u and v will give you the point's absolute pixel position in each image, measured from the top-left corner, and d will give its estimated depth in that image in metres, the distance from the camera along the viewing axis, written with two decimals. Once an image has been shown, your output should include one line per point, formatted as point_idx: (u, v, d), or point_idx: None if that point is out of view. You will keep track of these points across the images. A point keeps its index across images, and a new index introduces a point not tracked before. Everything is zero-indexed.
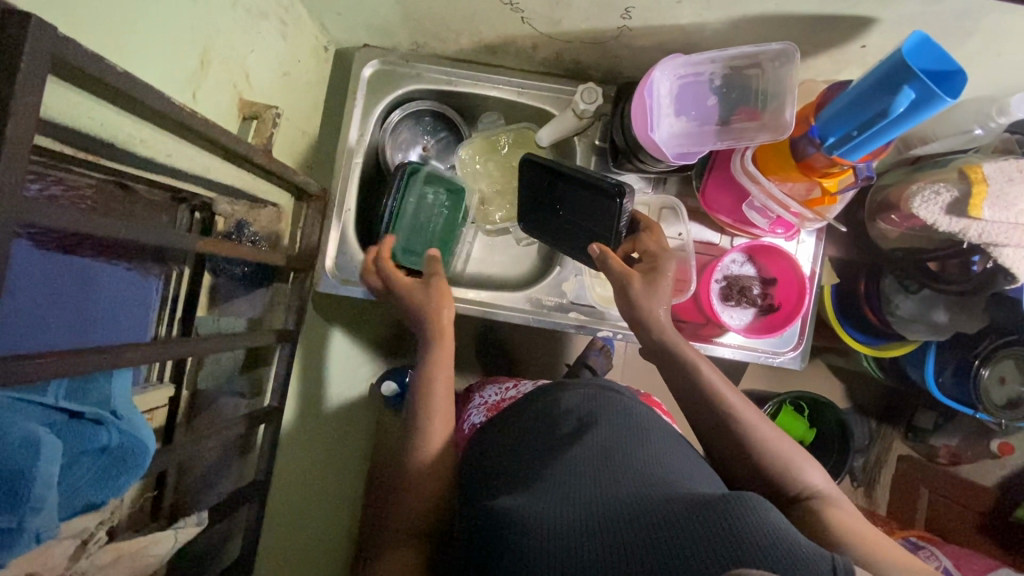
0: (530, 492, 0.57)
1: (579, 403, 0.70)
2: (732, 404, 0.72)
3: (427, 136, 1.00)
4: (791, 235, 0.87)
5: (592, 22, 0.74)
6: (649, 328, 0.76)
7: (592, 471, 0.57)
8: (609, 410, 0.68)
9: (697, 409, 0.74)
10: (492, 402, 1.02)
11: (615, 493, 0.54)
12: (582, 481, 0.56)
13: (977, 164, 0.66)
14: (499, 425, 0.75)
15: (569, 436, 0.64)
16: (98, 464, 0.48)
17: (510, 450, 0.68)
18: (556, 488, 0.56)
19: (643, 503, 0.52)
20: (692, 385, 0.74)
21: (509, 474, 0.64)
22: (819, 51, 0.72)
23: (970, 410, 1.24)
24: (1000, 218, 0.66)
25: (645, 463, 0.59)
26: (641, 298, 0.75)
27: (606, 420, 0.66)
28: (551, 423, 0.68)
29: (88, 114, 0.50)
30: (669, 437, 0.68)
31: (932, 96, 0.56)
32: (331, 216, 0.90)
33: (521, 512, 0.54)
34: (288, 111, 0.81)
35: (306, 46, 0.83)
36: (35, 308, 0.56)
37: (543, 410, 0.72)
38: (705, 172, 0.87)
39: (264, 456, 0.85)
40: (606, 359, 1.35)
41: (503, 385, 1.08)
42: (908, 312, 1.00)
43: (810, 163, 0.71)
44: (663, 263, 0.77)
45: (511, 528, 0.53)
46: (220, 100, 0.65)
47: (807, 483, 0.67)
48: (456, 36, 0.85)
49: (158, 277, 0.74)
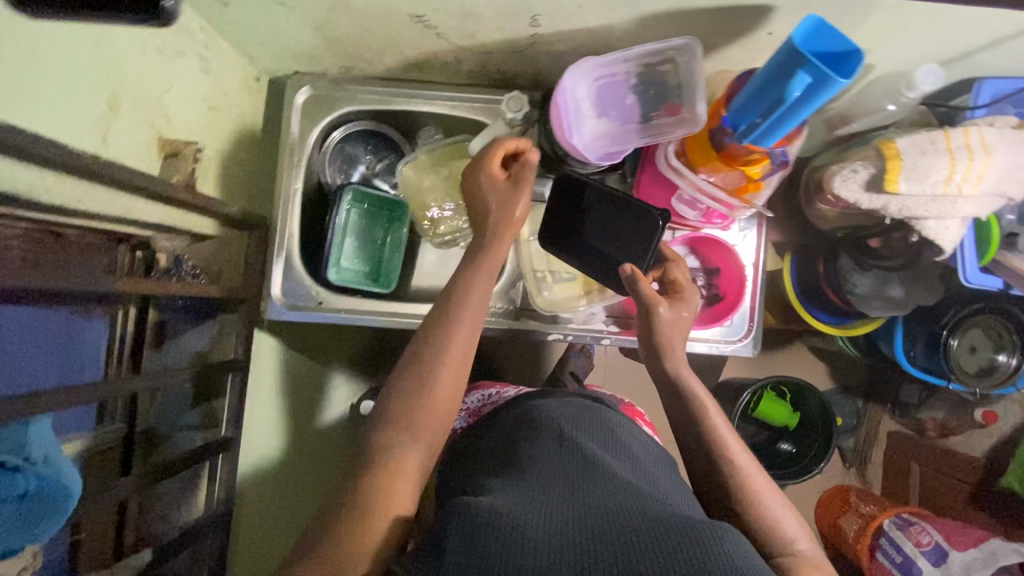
0: (503, 495, 0.60)
1: (563, 424, 0.74)
2: (726, 442, 0.73)
3: (369, 156, 1.00)
4: (729, 225, 0.88)
5: (504, 33, 0.75)
6: (663, 355, 0.79)
7: (572, 490, 0.60)
8: (588, 432, 0.74)
9: (690, 443, 0.75)
10: (475, 408, 1.02)
11: (587, 506, 0.58)
12: (554, 496, 0.60)
13: (891, 140, 0.67)
14: (478, 459, 0.76)
15: (551, 455, 0.67)
16: (19, 511, 0.49)
17: (492, 467, 0.71)
18: (536, 500, 0.58)
19: (621, 518, 0.56)
20: (687, 413, 0.76)
21: (485, 483, 0.67)
22: (730, 42, 0.73)
23: (944, 380, 1.22)
24: (917, 191, 0.66)
25: (618, 477, 0.64)
26: (666, 324, 0.78)
27: (587, 442, 0.71)
28: (533, 442, 0.71)
29: None
30: (645, 464, 0.71)
31: (827, 79, 0.56)
32: (274, 242, 0.91)
33: (490, 506, 0.56)
34: (218, 144, 0.82)
35: (232, 78, 0.84)
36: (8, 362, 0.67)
37: (526, 429, 0.76)
38: (638, 169, 0.88)
39: (223, 487, 0.85)
40: (587, 360, 1.35)
41: (487, 391, 1.07)
42: (865, 290, 0.99)
43: (729, 153, 0.72)
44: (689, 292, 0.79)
45: (479, 514, 0.54)
46: (134, 141, 0.65)
47: (791, 540, 0.65)
48: (380, 56, 0.86)
49: (103, 318, 0.80)
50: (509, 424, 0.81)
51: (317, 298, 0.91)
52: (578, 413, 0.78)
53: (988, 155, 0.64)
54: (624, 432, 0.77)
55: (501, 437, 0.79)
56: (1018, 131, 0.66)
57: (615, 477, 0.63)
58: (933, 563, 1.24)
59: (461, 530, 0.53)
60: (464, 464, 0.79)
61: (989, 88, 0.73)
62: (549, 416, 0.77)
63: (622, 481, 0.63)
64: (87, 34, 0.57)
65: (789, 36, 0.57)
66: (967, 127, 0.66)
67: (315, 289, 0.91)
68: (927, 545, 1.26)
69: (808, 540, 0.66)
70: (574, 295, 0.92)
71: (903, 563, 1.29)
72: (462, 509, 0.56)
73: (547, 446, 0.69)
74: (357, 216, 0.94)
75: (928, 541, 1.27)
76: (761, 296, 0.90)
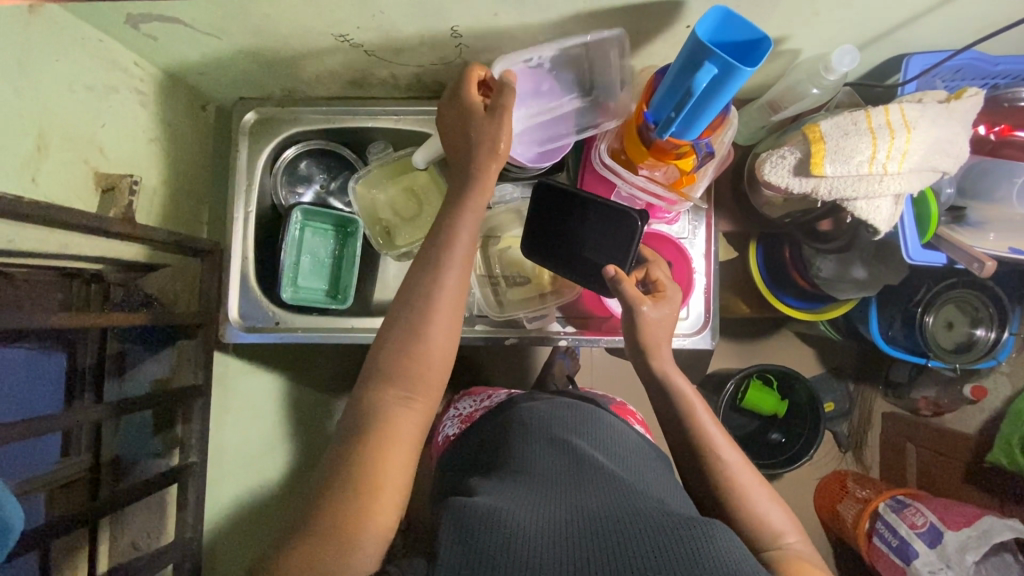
0: (495, 494, 0.60)
1: (551, 422, 0.75)
2: (713, 439, 0.73)
3: (322, 174, 1.00)
4: (673, 219, 0.88)
5: (429, 46, 0.77)
6: (649, 356, 0.78)
7: (562, 491, 0.61)
8: (575, 429, 0.74)
9: (679, 439, 0.75)
10: (467, 413, 1.03)
11: (579, 503, 0.58)
12: (547, 494, 0.60)
13: (815, 123, 0.67)
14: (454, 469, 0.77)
15: (540, 455, 0.68)
16: None
17: (480, 469, 0.72)
18: (527, 500, 0.59)
19: (611, 519, 0.56)
20: (672, 410, 0.76)
21: (477, 482, 0.68)
22: (649, 37, 0.74)
23: (922, 359, 1.20)
24: (843, 172, 0.66)
25: (607, 472, 0.64)
26: (649, 323, 0.76)
27: (577, 440, 0.71)
28: (521, 442, 0.72)
29: None
30: (633, 461, 0.71)
31: (731, 70, 0.56)
32: (229, 266, 0.92)
33: (483, 504, 0.57)
34: (163, 173, 0.83)
35: (175, 109, 0.86)
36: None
37: (514, 429, 0.76)
38: (580, 170, 0.88)
39: (192, 510, 0.86)
40: (572, 363, 1.35)
41: (479, 396, 1.07)
42: (830, 273, 1.00)
43: (657, 147, 0.72)
44: (672, 291, 0.78)
45: (473, 513, 0.55)
46: (67, 177, 0.67)
47: (776, 534, 0.66)
48: (318, 76, 0.87)
49: (63, 351, 0.80)
50: (496, 427, 0.81)
51: (274, 318, 0.93)
52: (564, 409, 0.79)
53: (910, 132, 0.64)
54: (613, 424, 0.78)
55: (489, 438, 0.79)
56: (943, 106, 0.66)
57: (605, 473, 0.64)
58: (929, 544, 1.21)
59: (457, 529, 0.54)
60: (455, 471, 0.79)
61: (918, 61, 0.72)
62: (537, 415, 0.77)
63: (612, 476, 0.64)
64: (8, 79, 0.59)
65: (693, 29, 0.57)
66: (888, 104, 0.65)
67: (271, 309, 0.93)
68: (922, 526, 1.23)
69: (796, 533, 0.67)
70: (526, 298, 0.92)
71: (899, 546, 1.27)
72: (457, 508, 0.57)
73: (537, 445, 0.70)
74: (309, 235, 0.94)
75: (923, 522, 1.25)
76: (715, 288, 0.90)
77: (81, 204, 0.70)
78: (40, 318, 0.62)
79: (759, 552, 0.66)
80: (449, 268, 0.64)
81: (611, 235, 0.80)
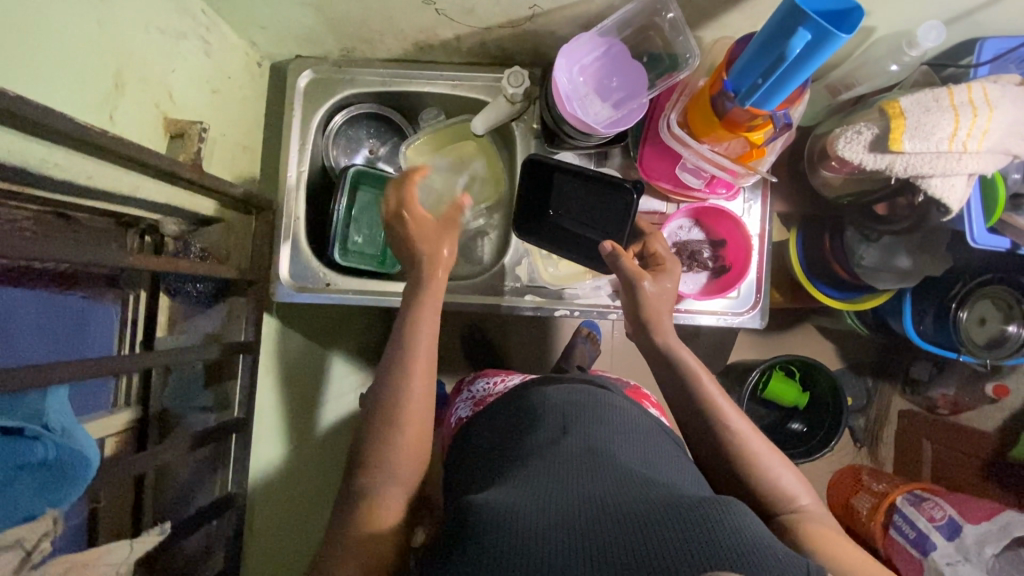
0: (507, 489, 0.58)
1: (563, 408, 0.72)
2: (723, 409, 0.72)
3: (373, 139, 1.00)
4: (733, 195, 0.88)
5: (504, 7, 0.76)
6: (651, 331, 0.77)
7: (573, 481, 0.58)
8: (588, 418, 0.70)
9: (688, 413, 0.74)
10: (479, 397, 1.02)
11: (593, 489, 0.56)
12: (557, 483, 0.57)
13: (895, 99, 0.67)
14: (490, 433, 0.78)
15: (550, 443, 0.65)
16: (35, 479, 0.49)
17: (496, 459, 0.70)
18: (537, 492, 0.56)
19: (623, 505, 0.53)
20: (679, 385, 0.75)
21: (493, 477, 0.66)
22: (730, 7, 0.73)
23: (954, 353, 1.20)
24: (922, 149, 0.66)
25: (620, 463, 0.62)
26: (649, 297, 0.76)
27: (588, 429, 0.68)
28: (533, 432, 0.69)
29: (16, 149, 0.51)
30: (649, 450, 0.69)
31: (827, 36, 0.56)
32: (282, 226, 0.92)
33: (494, 503, 0.54)
34: (222, 128, 0.83)
35: (235, 62, 0.85)
36: (35, 324, 0.67)
37: (529, 418, 0.74)
38: (640, 143, 0.87)
39: (239, 467, 0.86)
40: (593, 346, 1.34)
41: (493, 378, 1.06)
42: (873, 261, 0.99)
43: (732, 119, 0.71)
44: (670, 263, 0.79)
45: (488, 510, 0.53)
46: (140, 119, 0.67)
47: (794, 498, 0.67)
48: (381, 36, 0.86)
49: (115, 304, 0.79)
50: (511, 411, 0.79)
51: (325, 279, 0.92)
52: (579, 395, 0.76)
53: (993, 110, 0.64)
54: (627, 410, 0.75)
55: (506, 425, 0.77)
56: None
57: (618, 464, 0.62)
58: (947, 537, 1.20)
59: (471, 526, 0.51)
60: (472, 450, 0.78)
61: (993, 45, 0.72)
62: (550, 403, 0.74)
63: (624, 467, 0.61)
64: (91, 8, 0.58)
65: None
66: (971, 82, 0.65)
67: (322, 271, 0.92)
68: (940, 520, 1.22)
69: (809, 495, 0.68)
70: (578, 271, 0.92)
71: (916, 539, 1.25)
72: (470, 507, 0.55)
73: (549, 434, 0.67)
74: (360, 201, 0.94)
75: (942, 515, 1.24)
76: (767, 266, 0.90)
77: (153, 146, 0.69)
78: (115, 257, 0.61)
79: (779, 515, 0.67)
80: (421, 326, 0.72)
81: (608, 210, 0.84)
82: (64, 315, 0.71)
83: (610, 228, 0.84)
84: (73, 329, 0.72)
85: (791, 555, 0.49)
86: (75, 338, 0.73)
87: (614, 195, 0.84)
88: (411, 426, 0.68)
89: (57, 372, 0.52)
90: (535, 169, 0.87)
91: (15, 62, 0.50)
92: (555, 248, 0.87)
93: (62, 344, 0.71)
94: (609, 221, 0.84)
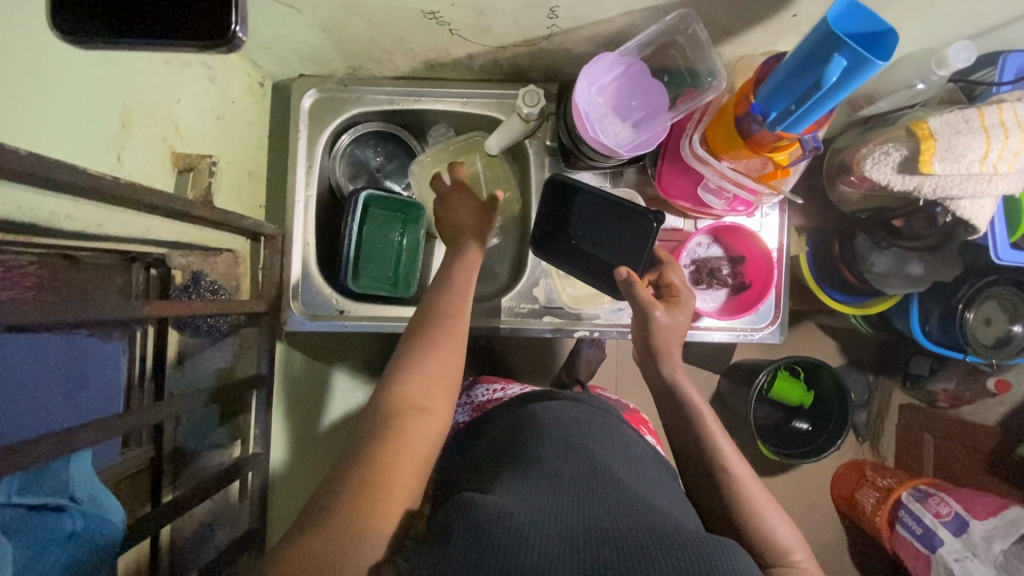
0: (505, 495, 0.55)
1: (567, 424, 0.67)
2: (723, 450, 0.69)
3: (378, 156, 0.97)
4: (753, 211, 0.87)
5: (522, 27, 0.74)
6: (659, 360, 0.75)
7: (573, 493, 0.55)
8: (593, 433, 0.67)
9: (688, 444, 0.71)
10: (479, 401, 0.93)
11: (592, 514, 0.52)
12: (558, 495, 0.55)
13: (923, 120, 0.66)
14: (483, 441, 0.74)
15: (553, 450, 0.62)
16: (65, 552, 0.48)
17: (491, 468, 0.65)
18: (537, 502, 0.53)
19: (621, 528, 0.50)
20: (682, 422, 0.73)
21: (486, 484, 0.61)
22: (753, 25, 0.72)
23: (959, 354, 1.10)
24: (952, 171, 0.65)
25: (623, 487, 0.57)
26: (661, 327, 0.74)
27: (591, 443, 0.65)
28: (534, 439, 0.66)
29: (4, 201, 0.47)
30: (651, 470, 0.66)
31: (863, 63, 0.54)
32: (291, 251, 0.88)
33: (496, 507, 0.51)
34: (227, 156, 0.79)
35: (238, 85, 0.81)
36: (44, 378, 0.63)
37: (527, 431, 0.68)
38: (658, 160, 0.86)
39: (257, 503, 0.84)
40: (600, 351, 1.24)
41: (493, 384, 0.97)
42: (884, 268, 0.89)
43: (758, 141, 0.70)
44: (685, 296, 0.76)
45: (482, 517, 0.49)
46: (148, 156, 0.64)
47: (784, 550, 0.62)
48: (390, 55, 0.83)
49: (121, 340, 0.74)
50: (505, 427, 0.73)
51: (338, 306, 0.90)
52: (585, 413, 0.71)
53: None
54: (629, 436, 0.70)
55: (496, 438, 0.72)
56: None
57: (621, 488, 0.57)
58: (954, 533, 1.12)
59: (464, 533, 0.48)
60: (457, 471, 0.73)
61: (1014, 62, 0.71)
62: (553, 419, 0.69)
63: (626, 493, 0.56)
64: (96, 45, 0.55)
65: (822, 18, 0.54)
66: (1000, 103, 0.65)
67: (335, 298, 0.90)
68: (946, 516, 1.14)
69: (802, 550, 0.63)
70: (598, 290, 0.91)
71: (923, 534, 1.18)
72: (466, 508, 0.51)
73: (551, 448, 0.63)
74: (371, 222, 0.90)
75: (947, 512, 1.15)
76: (785, 281, 0.90)
77: (161, 184, 0.67)
78: (134, 308, 0.57)
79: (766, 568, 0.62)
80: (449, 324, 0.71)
81: (627, 236, 0.82)
82: (74, 362, 0.67)
83: (627, 253, 0.81)
84: (84, 376, 0.68)
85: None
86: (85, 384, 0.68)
87: (635, 222, 0.81)
88: (424, 423, 0.64)
89: (80, 438, 0.50)
90: (560, 186, 0.85)
91: (23, 114, 0.47)
92: (568, 266, 0.85)
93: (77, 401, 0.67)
94: (627, 246, 0.81)
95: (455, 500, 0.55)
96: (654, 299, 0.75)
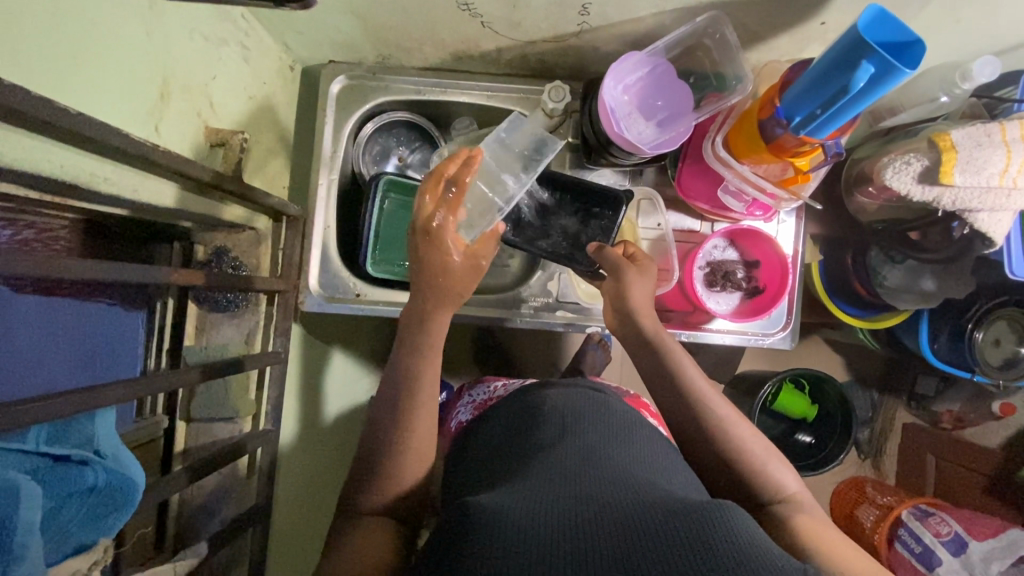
0: (505, 490, 0.54)
1: (563, 411, 0.68)
2: (722, 417, 0.69)
3: (402, 147, 0.98)
4: (770, 216, 0.88)
5: (553, 22, 0.75)
6: (638, 318, 0.74)
7: (570, 478, 0.55)
8: (592, 417, 0.67)
9: (684, 422, 0.70)
10: (481, 400, 0.93)
11: (591, 493, 0.53)
12: (556, 479, 0.55)
13: (946, 131, 0.67)
14: (488, 424, 0.75)
15: (551, 439, 0.63)
16: (86, 505, 0.50)
17: (500, 453, 0.66)
18: (536, 489, 0.53)
19: (618, 506, 0.50)
20: (675, 393, 0.71)
21: (489, 478, 0.62)
22: (781, 31, 0.74)
23: (967, 373, 1.08)
24: (972, 183, 0.66)
25: (620, 468, 0.58)
26: (634, 287, 0.75)
27: (589, 429, 0.65)
28: (534, 429, 0.66)
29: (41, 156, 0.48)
30: (657, 449, 0.66)
31: (890, 68, 0.55)
32: (312, 234, 0.89)
33: (491, 504, 0.51)
34: (255, 134, 0.81)
35: (269, 67, 0.83)
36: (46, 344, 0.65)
37: (530, 419, 0.69)
38: (679, 162, 0.87)
39: (264, 478, 0.85)
40: (606, 353, 1.21)
41: (496, 381, 0.98)
42: (896, 283, 0.90)
43: (780, 144, 0.71)
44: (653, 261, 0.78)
45: (478, 514, 0.49)
46: (182, 129, 0.66)
47: (783, 488, 0.65)
48: (420, 45, 0.84)
49: (142, 310, 0.78)
50: (511, 412, 0.74)
51: (355, 290, 0.90)
52: (581, 397, 0.72)
53: None
54: (622, 414, 0.71)
55: (501, 427, 0.72)
56: None
57: (618, 469, 0.58)
58: (953, 553, 1.09)
59: (466, 531, 0.48)
60: (462, 461, 0.72)
61: None
62: (551, 405, 0.70)
63: (624, 474, 0.57)
64: (141, 16, 0.56)
65: (853, 24, 0.55)
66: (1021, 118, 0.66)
67: (354, 282, 0.90)
68: (947, 535, 1.11)
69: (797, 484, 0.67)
70: None
71: (921, 553, 1.13)
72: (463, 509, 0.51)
73: (550, 435, 0.63)
74: (393, 203, 0.91)
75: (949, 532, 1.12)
76: (798, 289, 0.90)
77: (195, 156, 0.69)
78: (160, 273, 0.58)
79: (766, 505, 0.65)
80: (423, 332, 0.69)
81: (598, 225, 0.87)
82: (95, 330, 0.71)
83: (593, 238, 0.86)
84: (104, 342, 0.72)
85: (788, 561, 0.46)
86: (95, 357, 0.70)
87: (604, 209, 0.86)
88: (423, 408, 0.67)
89: (103, 397, 0.50)
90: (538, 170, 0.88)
91: (69, 73, 0.48)
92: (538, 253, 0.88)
93: (91, 367, 0.70)
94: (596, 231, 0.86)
95: (458, 500, 0.55)
96: (627, 261, 0.76)
